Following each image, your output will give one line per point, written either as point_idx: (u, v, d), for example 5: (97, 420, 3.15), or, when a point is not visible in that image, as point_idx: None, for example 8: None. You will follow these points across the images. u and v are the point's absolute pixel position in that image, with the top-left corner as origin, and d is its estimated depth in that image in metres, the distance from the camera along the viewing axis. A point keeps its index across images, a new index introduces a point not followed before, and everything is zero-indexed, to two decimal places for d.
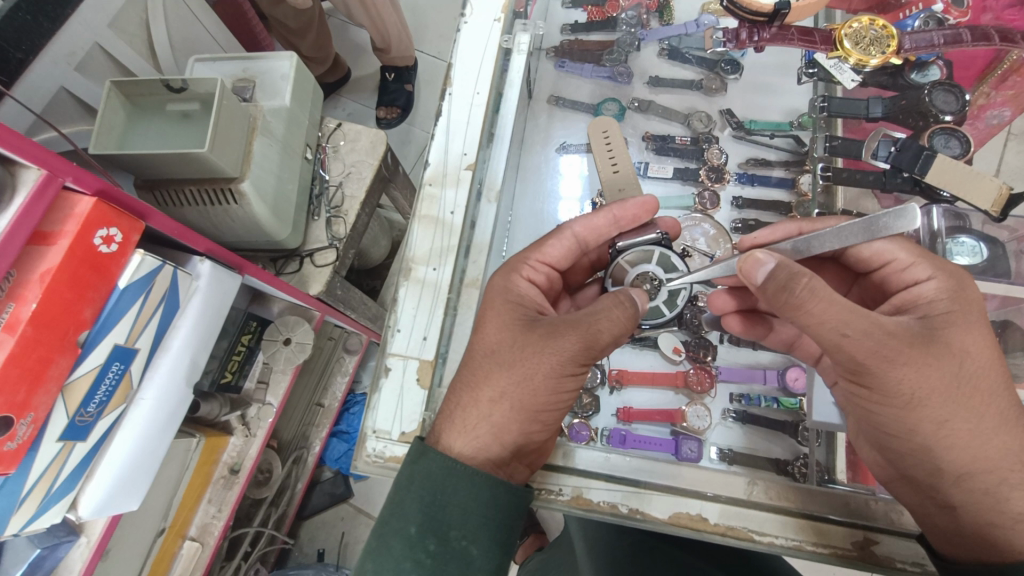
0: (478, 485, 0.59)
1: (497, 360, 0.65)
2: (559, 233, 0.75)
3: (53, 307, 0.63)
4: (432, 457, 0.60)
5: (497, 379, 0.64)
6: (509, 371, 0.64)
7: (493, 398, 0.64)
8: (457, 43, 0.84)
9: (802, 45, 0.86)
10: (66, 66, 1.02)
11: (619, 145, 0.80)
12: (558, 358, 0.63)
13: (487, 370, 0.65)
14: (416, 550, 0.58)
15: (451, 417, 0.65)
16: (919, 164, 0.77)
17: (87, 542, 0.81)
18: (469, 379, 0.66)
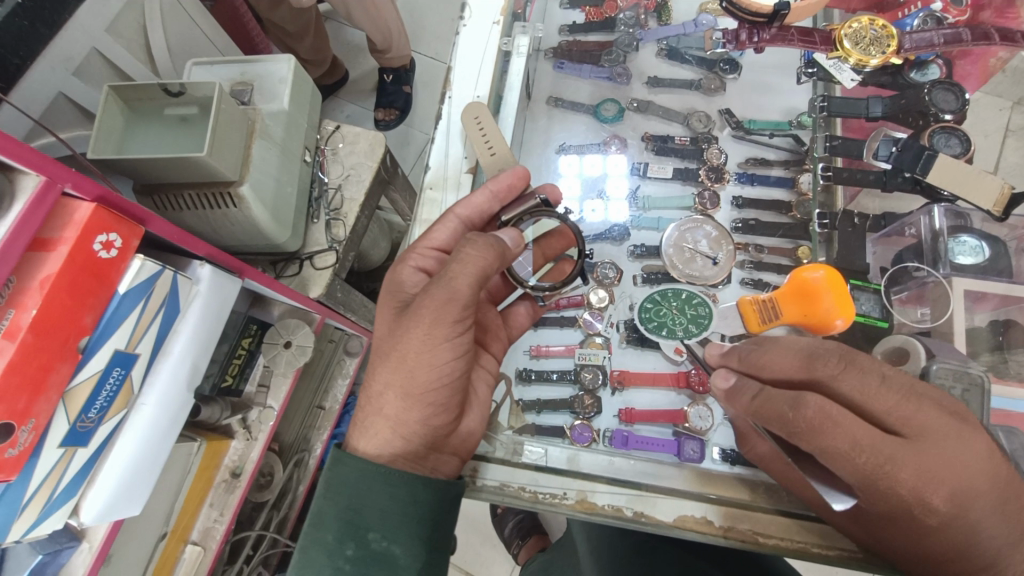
0: (387, 490, 0.60)
1: (382, 348, 0.65)
2: (443, 218, 0.74)
3: (53, 313, 0.63)
4: (347, 464, 0.61)
5: (377, 374, 0.65)
6: (384, 364, 0.64)
7: (376, 393, 0.65)
8: (456, 46, 0.84)
9: (802, 45, 0.86)
10: (63, 71, 1.02)
11: (493, 128, 0.78)
12: (422, 328, 0.60)
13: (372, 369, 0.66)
14: (335, 558, 0.58)
15: (358, 422, 0.66)
16: (919, 164, 0.78)
17: (89, 548, 0.80)
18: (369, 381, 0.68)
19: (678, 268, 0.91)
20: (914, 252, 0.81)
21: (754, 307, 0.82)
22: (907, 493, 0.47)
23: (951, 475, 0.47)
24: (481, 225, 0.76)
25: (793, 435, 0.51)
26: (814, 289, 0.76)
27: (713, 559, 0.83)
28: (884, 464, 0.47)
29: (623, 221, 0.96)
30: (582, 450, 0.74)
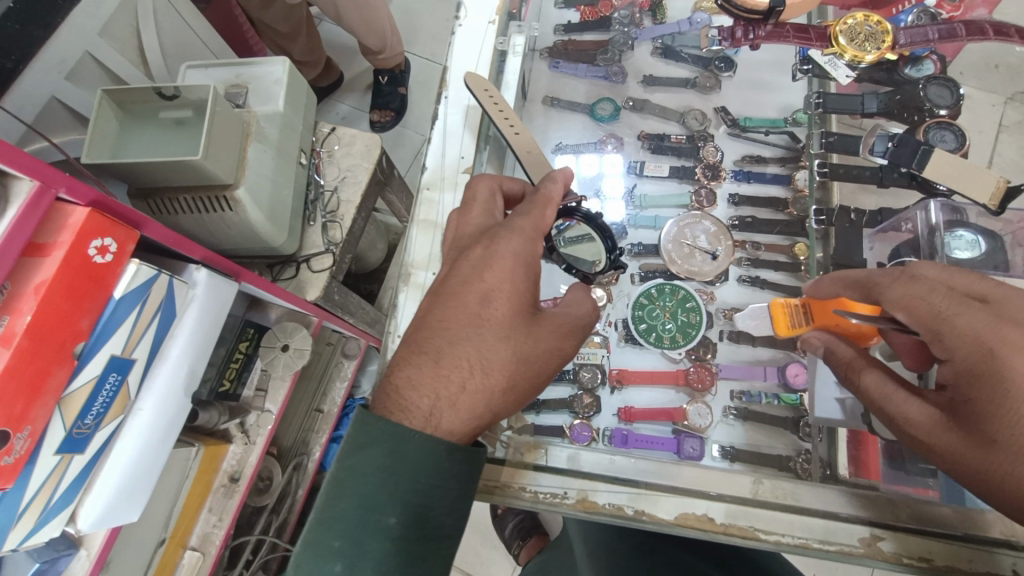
0: (449, 467, 0.55)
1: (505, 329, 0.60)
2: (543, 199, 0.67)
3: (49, 319, 0.63)
4: (412, 441, 0.53)
5: (496, 352, 0.59)
6: (512, 349, 0.60)
7: (492, 377, 0.58)
8: (452, 45, 0.84)
9: (798, 42, 0.86)
10: (57, 75, 1.02)
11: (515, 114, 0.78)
12: (553, 356, 0.64)
13: (485, 342, 0.59)
14: (394, 542, 0.52)
15: (455, 401, 0.57)
16: (916, 159, 0.79)
17: (87, 554, 0.80)
18: (464, 347, 0.59)
19: (677, 263, 0.91)
20: (911, 247, 0.80)
21: (785, 310, 0.76)
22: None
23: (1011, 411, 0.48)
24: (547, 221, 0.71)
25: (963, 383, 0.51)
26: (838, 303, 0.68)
27: (711, 559, 0.82)
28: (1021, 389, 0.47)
29: (618, 220, 0.96)
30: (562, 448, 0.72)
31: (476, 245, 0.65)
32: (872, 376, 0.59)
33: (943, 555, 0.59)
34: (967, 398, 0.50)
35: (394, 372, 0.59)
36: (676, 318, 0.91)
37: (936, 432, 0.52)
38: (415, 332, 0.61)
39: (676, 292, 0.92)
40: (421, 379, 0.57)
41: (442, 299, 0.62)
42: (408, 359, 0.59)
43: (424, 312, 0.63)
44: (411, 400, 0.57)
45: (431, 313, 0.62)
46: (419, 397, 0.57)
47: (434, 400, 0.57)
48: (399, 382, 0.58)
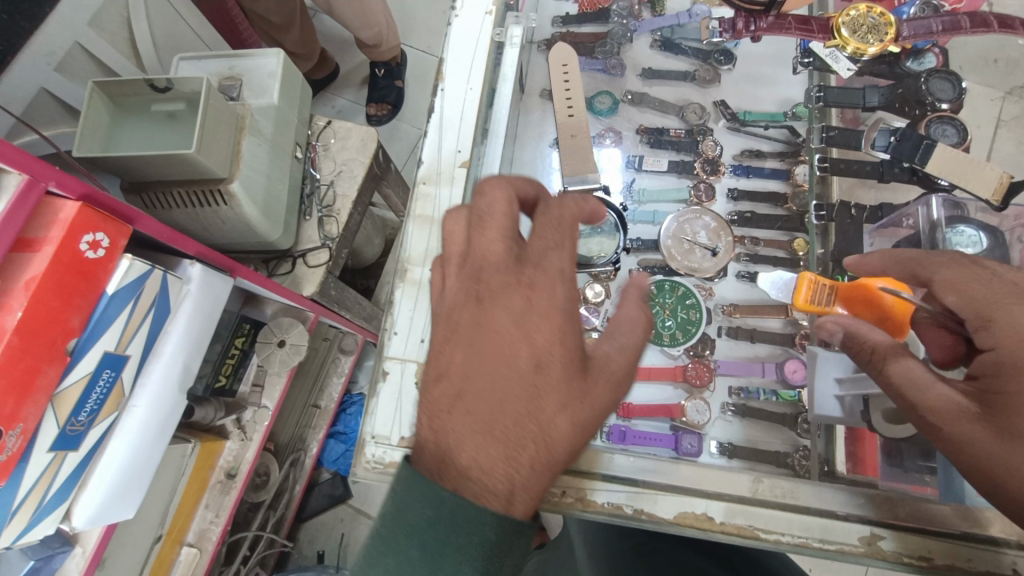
0: (516, 538, 0.46)
1: (564, 396, 0.48)
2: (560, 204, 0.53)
3: (39, 315, 0.62)
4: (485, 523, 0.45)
5: (558, 422, 0.48)
6: (574, 417, 0.48)
7: (562, 450, 0.48)
8: (449, 37, 0.83)
9: (800, 34, 0.84)
10: (46, 67, 1.00)
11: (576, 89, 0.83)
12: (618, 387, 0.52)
13: (546, 413, 0.48)
14: None
15: (518, 472, 0.47)
16: (919, 153, 0.78)
17: (82, 552, 0.80)
18: (524, 421, 0.48)
19: (677, 260, 0.90)
20: (911, 242, 0.78)
21: (812, 286, 0.71)
22: None
23: None
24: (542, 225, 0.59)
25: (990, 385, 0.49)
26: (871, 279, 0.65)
27: (711, 557, 0.82)
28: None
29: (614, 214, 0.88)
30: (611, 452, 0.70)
31: (509, 286, 0.51)
32: (899, 362, 0.54)
33: (943, 554, 0.59)
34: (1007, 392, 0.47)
35: (450, 456, 0.47)
36: (676, 317, 0.90)
37: (954, 419, 0.49)
38: (459, 406, 0.49)
39: (676, 290, 0.90)
40: (490, 465, 0.47)
41: (480, 352, 0.50)
42: (460, 437, 0.48)
43: (458, 375, 0.50)
44: (482, 490, 0.46)
45: (471, 379, 0.50)
46: (492, 484, 0.46)
47: (510, 486, 0.46)
48: (450, 447, 0.48)
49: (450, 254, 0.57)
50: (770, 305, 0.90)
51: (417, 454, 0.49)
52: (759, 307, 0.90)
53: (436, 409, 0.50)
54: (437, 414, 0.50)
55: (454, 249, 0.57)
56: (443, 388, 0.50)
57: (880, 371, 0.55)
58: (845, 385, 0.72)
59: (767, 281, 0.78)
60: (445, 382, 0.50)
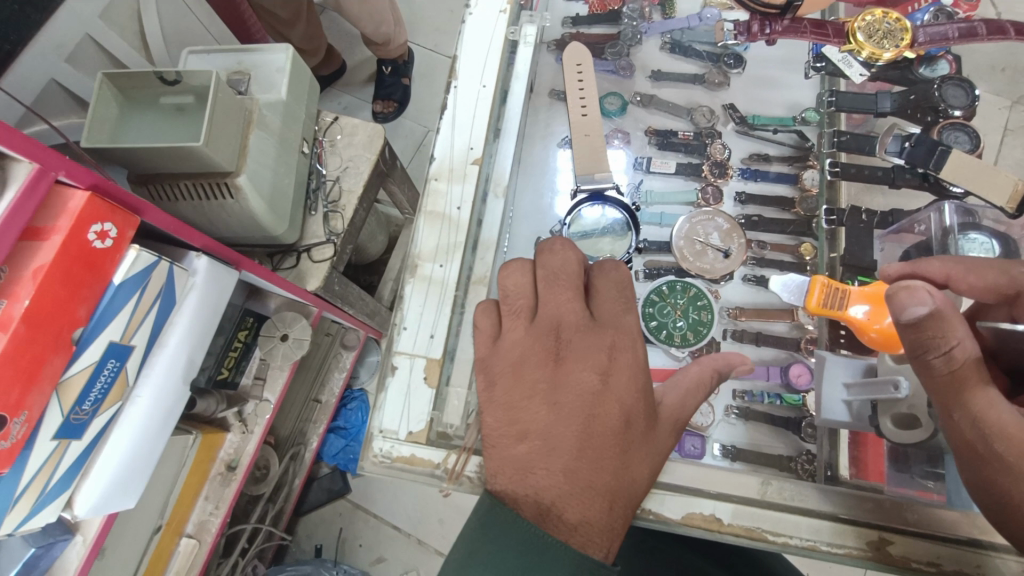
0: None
1: (645, 448, 0.56)
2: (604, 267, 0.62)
3: (46, 303, 0.62)
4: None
5: (640, 473, 0.55)
6: (652, 466, 0.56)
7: (642, 496, 0.55)
8: (462, 35, 0.83)
9: (815, 38, 0.85)
10: (56, 57, 1.00)
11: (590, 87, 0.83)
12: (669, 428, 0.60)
13: (629, 465, 0.54)
14: None
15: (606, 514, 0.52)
16: (933, 160, 0.79)
17: (83, 542, 0.79)
18: (618, 474, 0.53)
19: (689, 261, 0.90)
20: (921, 249, 0.80)
21: (825, 289, 0.72)
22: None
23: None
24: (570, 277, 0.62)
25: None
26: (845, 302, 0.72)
27: (710, 557, 0.83)
28: None
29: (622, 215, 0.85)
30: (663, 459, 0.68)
31: (589, 345, 0.57)
32: (979, 384, 0.49)
33: (952, 559, 0.60)
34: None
35: (552, 513, 0.50)
36: (686, 319, 0.89)
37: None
38: (554, 463, 0.52)
39: (688, 292, 0.90)
40: (593, 518, 0.51)
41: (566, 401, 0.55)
42: (561, 494, 0.51)
43: (547, 433, 0.54)
44: (588, 543, 0.50)
45: (562, 438, 0.53)
46: (597, 535, 0.51)
47: (608, 535, 0.51)
48: (542, 492, 0.51)
49: (517, 307, 0.61)
50: (777, 308, 0.90)
51: (513, 507, 0.51)
52: (765, 311, 0.90)
53: (527, 466, 0.53)
54: (529, 472, 0.52)
55: (518, 300, 0.61)
56: (531, 446, 0.54)
57: (958, 392, 0.49)
58: (853, 390, 0.73)
59: (778, 283, 0.77)
60: (533, 438, 0.54)
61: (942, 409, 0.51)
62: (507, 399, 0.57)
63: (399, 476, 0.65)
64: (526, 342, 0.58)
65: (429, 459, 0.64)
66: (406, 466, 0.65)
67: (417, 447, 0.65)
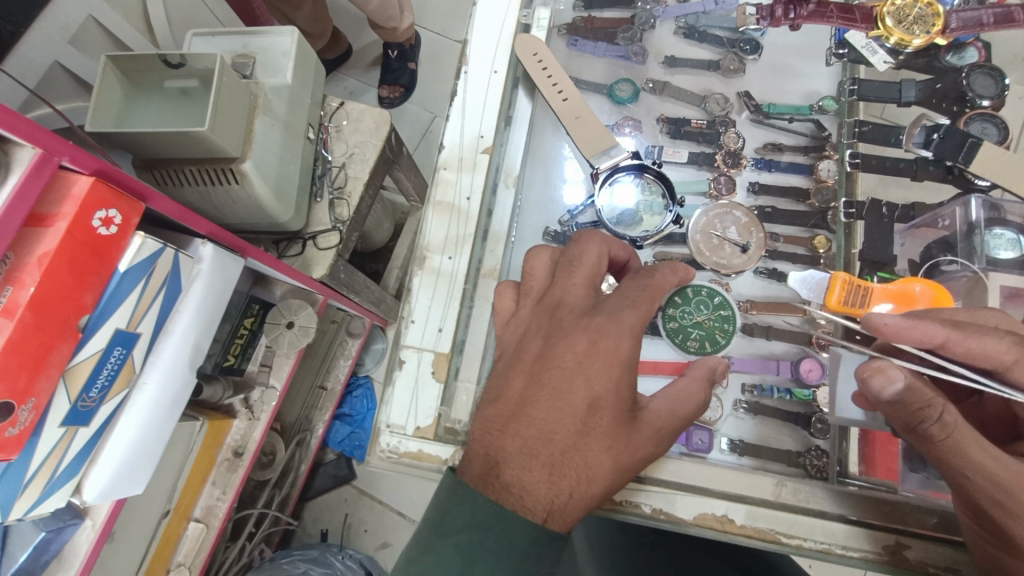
0: (551, 553, 0.48)
1: (609, 439, 0.50)
2: (597, 254, 0.59)
3: (52, 291, 0.61)
4: (520, 528, 0.46)
5: (600, 461, 0.50)
6: (615, 460, 0.51)
7: (598, 487, 0.50)
8: (473, 19, 0.81)
9: (841, 22, 0.82)
10: (59, 39, 0.99)
11: (556, 68, 0.79)
12: (663, 428, 0.54)
13: (590, 438, 0.50)
14: None
15: (547, 479, 0.48)
16: (962, 154, 0.78)
17: (92, 525, 0.80)
18: (571, 452, 0.49)
19: (705, 255, 0.85)
20: (944, 246, 0.80)
21: (845, 286, 0.72)
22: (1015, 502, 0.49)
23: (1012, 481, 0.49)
24: (589, 281, 0.58)
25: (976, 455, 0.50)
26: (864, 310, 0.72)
27: (719, 556, 0.84)
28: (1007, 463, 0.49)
29: (631, 205, 0.81)
30: (666, 456, 0.67)
31: (575, 329, 0.54)
32: (978, 446, 0.50)
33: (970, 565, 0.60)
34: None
35: (497, 468, 0.49)
36: (694, 329, 0.81)
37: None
38: (512, 425, 0.50)
39: (718, 334, 0.81)
40: (533, 483, 0.48)
41: (546, 379, 0.52)
42: (509, 453, 0.49)
43: (516, 397, 0.52)
44: (521, 504, 0.48)
45: (527, 403, 0.51)
46: (534, 499, 0.48)
47: (549, 503, 0.48)
48: (489, 448, 0.50)
49: (530, 286, 0.62)
50: (790, 302, 0.87)
51: (464, 466, 0.51)
52: (776, 305, 0.86)
53: (488, 426, 0.52)
54: (488, 430, 0.52)
55: (535, 282, 0.62)
56: (500, 409, 0.52)
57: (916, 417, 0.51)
58: None
59: (796, 278, 0.75)
60: (502, 402, 0.53)
61: (957, 473, 0.51)
62: (497, 375, 0.57)
63: (407, 471, 0.65)
64: (530, 321, 0.59)
65: (437, 455, 0.64)
66: (414, 462, 0.64)
67: (426, 443, 0.64)
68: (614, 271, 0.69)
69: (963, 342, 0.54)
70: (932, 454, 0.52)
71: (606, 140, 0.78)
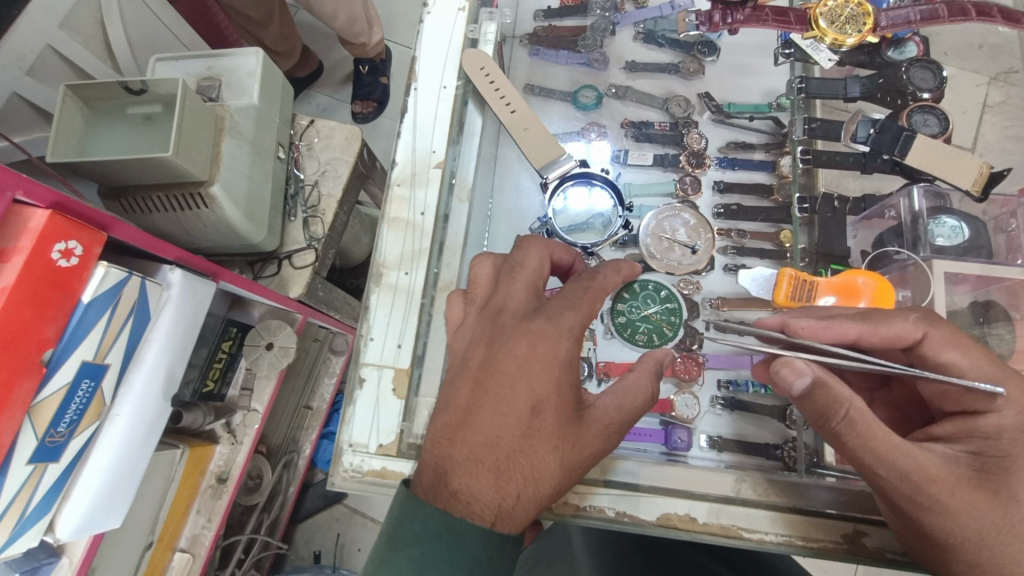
0: (503, 556, 0.49)
1: (555, 439, 0.51)
2: (536, 256, 0.60)
3: (12, 326, 0.60)
4: (468, 534, 0.47)
5: (546, 461, 0.51)
6: (561, 460, 0.51)
7: (547, 488, 0.51)
8: (420, 34, 0.82)
9: (778, 26, 0.85)
10: (16, 70, 0.98)
11: (500, 78, 0.80)
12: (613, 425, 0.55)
13: (536, 440, 0.51)
14: None
15: (492, 483, 0.49)
16: (898, 145, 0.80)
17: (69, 563, 0.79)
18: (517, 455, 0.50)
19: (657, 258, 0.86)
20: (894, 233, 0.81)
21: (792, 282, 0.73)
22: (928, 494, 0.51)
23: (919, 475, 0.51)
24: (535, 281, 0.60)
25: (885, 452, 0.52)
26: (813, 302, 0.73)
27: (715, 556, 0.84)
28: (911, 458, 0.51)
29: (582, 211, 0.83)
30: (626, 459, 0.68)
31: (515, 333, 0.55)
32: (882, 440, 0.52)
33: None
34: (1006, 454, 0.52)
35: (446, 477, 0.50)
36: (642, 322, 0.85)
37: (954, 490, 0.51)
38: (460, 433, 0.51)
39: (665, 328, 0.85)
40: (480, 489, 0.49)
41: (490, 390, 0.53)
42: (457, 461, 0.50)
43: (464, 403, 0.53)
44: (469, 509, 0.49)
45: (475, 410, 0.52)
46: (481, 504, 0.49)
47: (496, 506, 0.49)
48: (439, 457, 0.51)
49: (475, 294, 0.62)
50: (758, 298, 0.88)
51: (417, 475, 0.52)
52: (747, 300, 0.87)
53: (439, 435, 0.53)
54: (439, 439, 0.52)
55: (478, 290, 0.62)
56: (449, 416, 0.53)
57: (825, 416, 0.54)
58: None
59: (745, 277, 0.77)
60: (452, 411, 0.53)
61: (866, 468, 0.53)
62: (446, 383, 0.57)
63: (372, 490, 0.64)
64: (475, 329, 0.59)
65: (401, 472, 0.64)
66: (377, 480, 0.64)
67: (388, 460, 0.64)
68: (560, 275, 0.69)
69: (884, 327, 0.57)
70: (847, 454, 0.54)
71: (554, 149, 0.79)
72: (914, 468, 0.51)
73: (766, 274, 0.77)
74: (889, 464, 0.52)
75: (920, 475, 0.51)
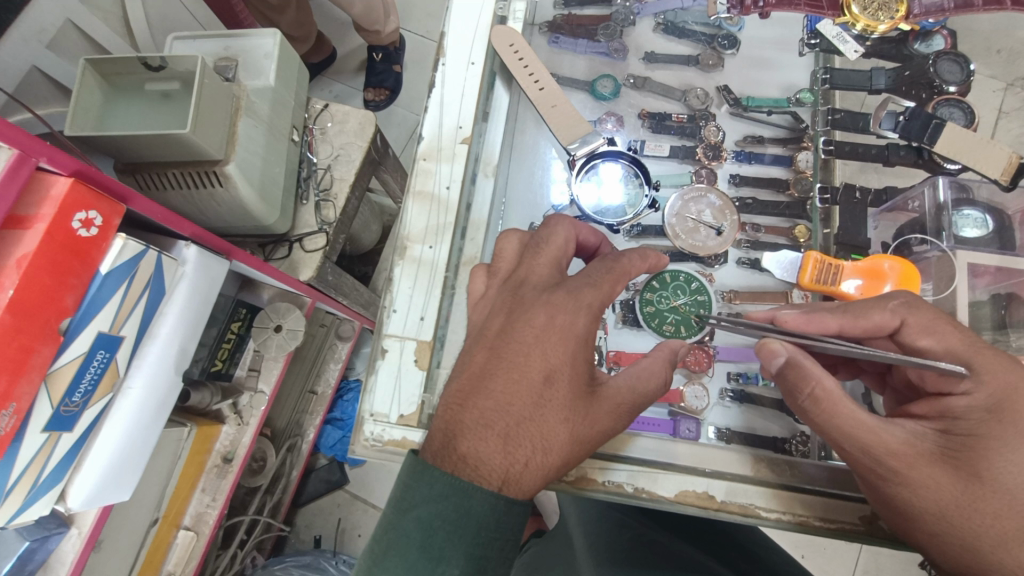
0: (511, 520, 0.48)
1: (566, 411, 0.51)
2: (558, 236, 0.60)
3: (33, 293, 0.61)
4: (476, 496, 0.46)
5: (556, 431, 0.51)
6: (572, 431, 0.51)
7: (556, 457, 0.50)
8: (449, 13, 0.82)
9: (809, 10, 0.86)
10: (37, 44, 0.98)
11: (530, 54, 0.80)
12: (627, 405, 0.56)
13: (546, 409, 0.51)
14: None
15: (497, 447, 0.49)
16: (928, 133, 0.79)
17: (79, 533, 0.80)
18: (526, 422, 0.50)
19: (681, 239, 0.86)
20: (915, 226, 0.83)
21: (818, 264, 0.75)
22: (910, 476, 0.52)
23: (886, 449, 0.53)
24: (557, 261, 0.60)
25: (861, 428, 0.53)
26: (841, 293, 0.75)
27: (713, 556, 0.79)
28: (872, 432, 0.53)
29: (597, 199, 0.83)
30: (642, 436, 0.68)
31: (534, 304, 0.55)
32: (848, 417, 0.53)
33: None
34: (972, 433, 0.52)
35: (454, 440, 0.50)
36: (671, 313, 0.85)
37: (914, 464, 0.52)
38: (471, 399, 0.51)
39: (692, 319, 0.84)
40: (488, 454, 0.49)
41: (506, 361, 0.53)
42: (466, 425, 0.50)
43: (477, 370, 0.54)
44: (477, 474, 0.48)
45: (487, 377, 0.52)
46: (489, 467, 0.48)
47: (503, 472, 0.49)
48: (448, 422, 0.51)
49: (498, 269, 0.63)
50: (773, 291, 0.88)
51: (424, 440, 0.52)
52: (759, 293, 0.87)
53: (451, 401, 0.53)
54: (451, 405, 0.52)
55: (502, 264, 0.63)
56: (462, 384, 0.53)
57: (796, 394, 0.57)
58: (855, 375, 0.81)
59: (771, 260, 0.77)
60: (462, 378, 0.54)
61: (833, 443, 0.55)
62: (463, 350, 0.57)
63: (392, 459, 0.65)
64: (500, 299, 0.59)
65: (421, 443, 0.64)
66: (398, 449, 0.65)
67: (409, 430, 0.65)
68: (584, 257, 0.70)
69: (861, 319, 0.58)
70: (815, 426, 0.57)
71: (582, 127, 0.79)
72: (882, 445, 0.53)
73: (792, 252, 0.79)
74: (854, 439, 0.53)
75: (888, 449, 0.52)
